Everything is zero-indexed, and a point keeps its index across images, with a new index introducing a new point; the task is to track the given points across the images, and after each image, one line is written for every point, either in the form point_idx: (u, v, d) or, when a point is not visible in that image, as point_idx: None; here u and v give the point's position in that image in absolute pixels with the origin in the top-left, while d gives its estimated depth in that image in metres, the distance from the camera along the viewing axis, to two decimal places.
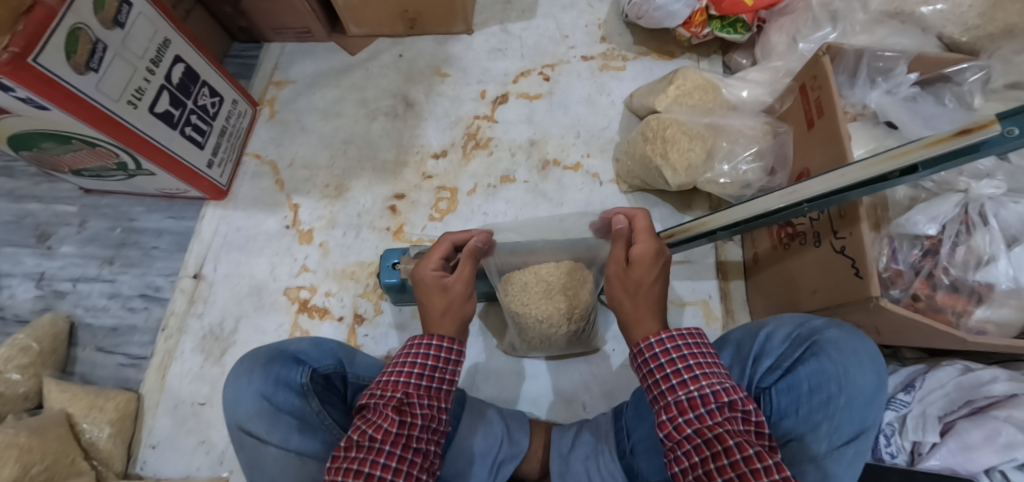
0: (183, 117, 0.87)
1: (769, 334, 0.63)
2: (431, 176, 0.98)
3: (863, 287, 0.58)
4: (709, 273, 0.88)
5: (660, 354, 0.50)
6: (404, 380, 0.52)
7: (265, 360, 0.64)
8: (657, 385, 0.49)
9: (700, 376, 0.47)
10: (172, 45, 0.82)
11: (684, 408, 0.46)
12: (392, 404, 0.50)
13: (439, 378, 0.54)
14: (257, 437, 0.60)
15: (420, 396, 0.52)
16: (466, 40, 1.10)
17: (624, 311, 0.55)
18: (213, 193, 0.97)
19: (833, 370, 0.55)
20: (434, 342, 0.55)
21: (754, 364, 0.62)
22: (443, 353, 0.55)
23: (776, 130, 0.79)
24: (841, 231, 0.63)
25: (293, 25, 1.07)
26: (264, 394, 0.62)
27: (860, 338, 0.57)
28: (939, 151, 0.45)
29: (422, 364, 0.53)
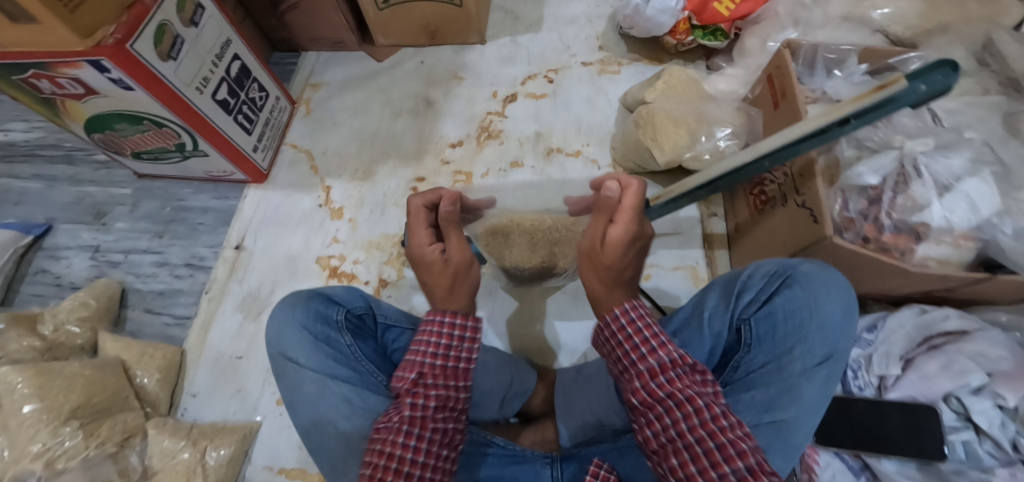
0: (237, 106, 1.00)
1: (749, 272, 0.66)
2: (449, 162, 1.11)
3: (820, 230, 0.69)
4: (696, 243, 0.98)
5: (629, 323, 0.52)
6: (424, 359, 0.54)
7: (306, 296, 0.70)
8: (630, 354, 0.51)
9: (664, 346, 0.50)
10: (233, 44, 0.97)
11: (654, 376, 0.49)
12: (415, 385, 0.53)
13: (454, 357, 0.55)
14: (297, 362, 0.66)
15: (434, 376, 0.53)
16: (480, 50, 1.25)
17: (592, 289, 0.57)
18: (255, 175, 1.10)
19: (806, 297, 0.59)
20: (445, 319, 0.56)
21: (736, 298, 0.65)
22: (455, 330, 0.56)
23: (748, 113, 0.91)
24: (802, 188, 0.74)
25: (329, 36, 1.23)
26: (305, 325, 0.68)
27: (831, 270, 0.61)
28: (862, 105, 0.58)
29: (439, 342, 0.55)
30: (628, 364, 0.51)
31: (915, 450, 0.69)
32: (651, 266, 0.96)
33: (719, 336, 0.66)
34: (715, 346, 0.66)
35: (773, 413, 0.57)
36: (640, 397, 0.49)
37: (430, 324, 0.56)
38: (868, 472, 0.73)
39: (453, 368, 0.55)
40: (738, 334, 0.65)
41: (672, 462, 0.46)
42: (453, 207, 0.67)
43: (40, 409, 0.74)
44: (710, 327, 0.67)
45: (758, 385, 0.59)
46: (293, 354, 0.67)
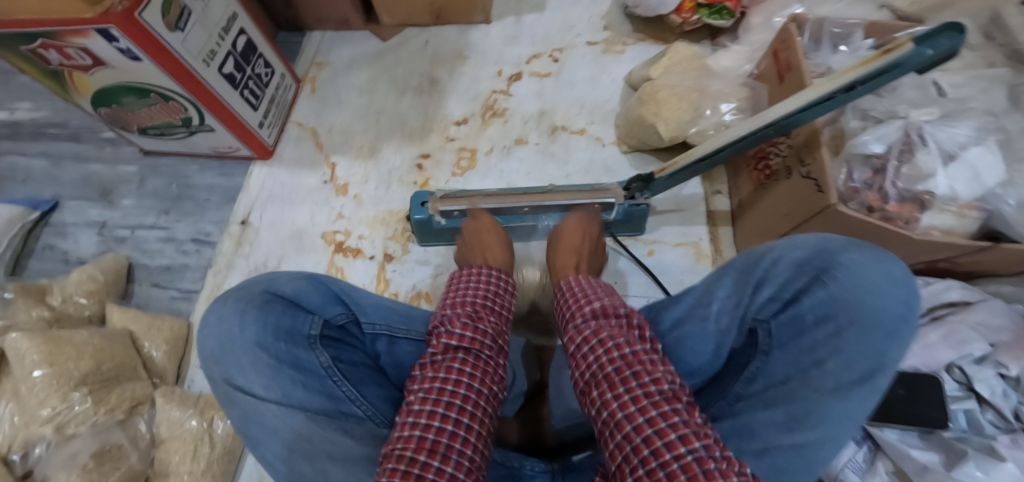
0: (243, 80, 1.00)
1: (775, 259, 0.62)
2: (453, 139, 1.10)
3: (824, 198, 0.69)
4: (700, 220, 0.98)
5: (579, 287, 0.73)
6: (462, 299, 0.70)
7: (260, 303, 0.64)
8: (579, 305, 0.70)
9: (601, 300, 0.70)
10: (239, 18, 0.96)
11: (591, 317, 0.67)
12: (462, 313, 0.67)
13: (491, 301, 0.73)
14: (251, 394, 0.57)
15: (482, 313, 0.69)
16: (485, 29, 1.25)
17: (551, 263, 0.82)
18: (261, 152, 1.10)
19: (842, 297, 0.55)
20: (478, 272, 0.75)
21: (754, 293, 0.63)
22: (488, 280, 0.74)
23: (752, 89, 0.92)
24: (807, 159, 0.75)
25: (334, 16, 1.23)
26: (260, 342, 0.61)
27: (892, 260, 0.55)
28: (867, 70, 0.58)
29: (473, 287, 0.73)
30: (578, 313, 0.69)
31: (917, 417, 0.69)
32: (655, 242, 0.96)
33: (726, 332, 0.65)
34: (721, 344, 0.67)
35: (796, 433, 0.51)
36: (577, 334, 0.66)
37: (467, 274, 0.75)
38: (871, 442, 0.73)
39: (487, 308, 0.71)
40: (755, 338, 0.63)
41: (595, 393, 0.58)
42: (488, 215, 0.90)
43: (50, 375, 0.75)
44: (717, 323, 0.67)
45: (780, 402, 0.55)
46: (244, 382, 0.58)
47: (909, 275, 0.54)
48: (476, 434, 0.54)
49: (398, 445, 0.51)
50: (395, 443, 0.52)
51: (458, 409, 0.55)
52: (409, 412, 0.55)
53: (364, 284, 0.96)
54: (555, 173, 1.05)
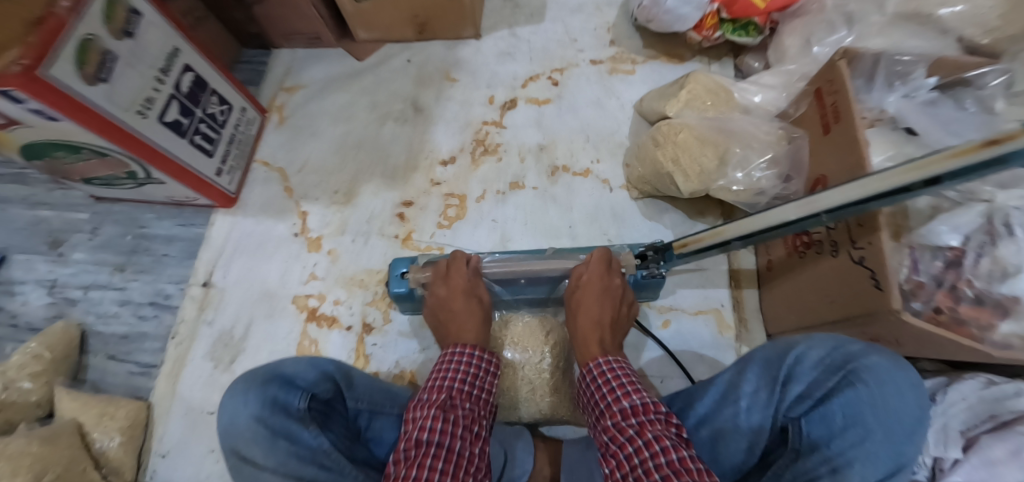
0: (193, 126, 0.87)
1: (800, 355, 0.60)
2: (440, 183, 0.97)
3: (884, 300, 0.57)
4: (722, 281, 0.86)
5: (607, 371, 0.63)
6: (444, 382, 0.59)
7: (262, 378, 0.67)
8: (609, 398, 0.60)
9: (636, 391, 0.59)
10: (182, 54, 0.82)
11: (626, 415, 0.57)
12: (438, 401, 0.56)
13: (477, 385, 0.61)
14: (255, 464, 0.61)
15: (461, 398, 0.58)
16: (475, 45, 1.09)
17: (585, 341, 0.70)
18: (223, 201, 0.97)
19: (869, 398, 0.53)
20: (462, 348, 0.64)
21: (783, 389, 0.59)
22: (476, 359, 0.63)
23: (792, 135, 0.77)
24: (860, 240, 0.62)
25: (303, 31, 1.07)
26: (258, 416, 0.63)
27: (903, 362, 0.55)
28: (959, 162, 0.40)
29: (457, 367, 0.61)
30: (606, 410, 0.59)
31: None
32: (671, 309, 0.85)
33: (759, 430, 0.61)
34: (754, 442, 0.61)
35: None
36: (610, 433, 0.56)
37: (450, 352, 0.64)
38: None
39: (471, 393, 0.60)
40: (786, 435, 0.59)
41: None
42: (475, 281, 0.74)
43: None
44: (749, 420, 0.61)
45: None
46: (248, 452, 0.63)
47: (920, 377, 0.54)
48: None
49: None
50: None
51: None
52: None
53: (341, 360, 0.86)
54: (557, 223, 0.92)
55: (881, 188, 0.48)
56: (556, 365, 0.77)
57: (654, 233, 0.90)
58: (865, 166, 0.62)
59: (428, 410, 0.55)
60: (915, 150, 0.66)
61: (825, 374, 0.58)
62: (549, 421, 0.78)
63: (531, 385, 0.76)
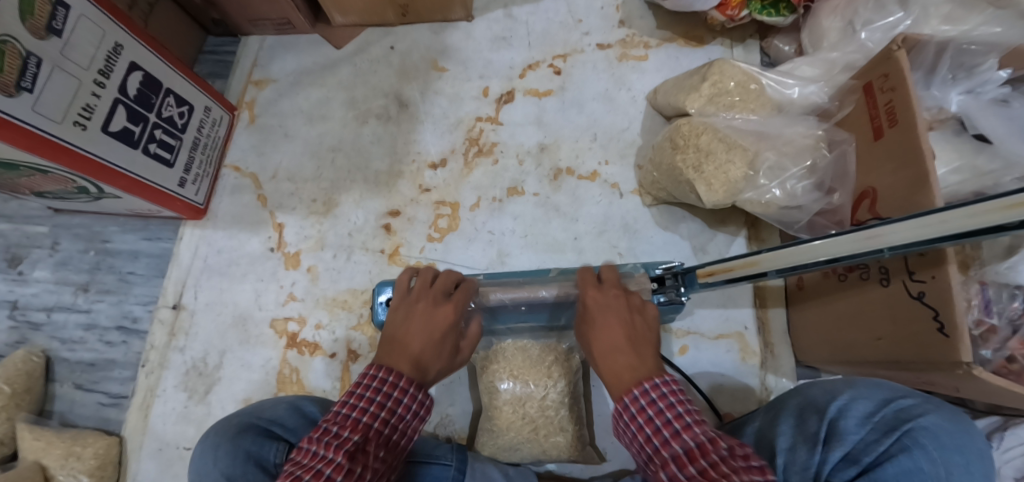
0: (146, 133, 0.76)
1: (843, 408, 0.50)
2: (429, 189, 0.87)
3: (951, 350, 0.48)
4: (745, 300, 0.77)
5: (648, 405, 0.49)
6: (361, 419, 0.47)
7: (235, 431, 0.57)
8: (660, 440, 0.46)
9: (690, 429, 0.45)
10: (125, 50, 0.72)
11: (683, 463, 0.43)
12: (351, 447, 0.43)
13: (396, 429, 0.50)
14: None
15: (374, 444, 0.46)
16: (466, 28, 0.97)
17: (609, 367, 0.55)
18: (190, 212, 0.88)
19: (932, 472, 0.43)
20: (396, 377, 0.51)
21: (825, 448, 0.48)
22: (407, 396, 0.51)
23: (832, 138, 0.67)
24: (919, 272, 0.52)
25: (271, 16, 0.94)
26: (229, 476, 0.52)
27: (966, 419, 0.47)
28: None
29: (383, 403, 0.49)
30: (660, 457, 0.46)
31: None
32: (688, 333, 0.76)
33: None
34: None
35: None
36: None
37: (377, 375, 0.51)
38: None
39: (386, 436, 0.48)
40: None
41: None
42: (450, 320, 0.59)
43: None
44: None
45: None
46: None
47: (987, 451, 0.45)
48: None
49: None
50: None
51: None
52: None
53: (325, 391, 0.78)
54: (560, 235, 0.82)
55: (977, 226, 0.36)
56: (561, 400, 0.67)
57: (670, 246, 0.80)
58: (930, 181, 0.52)
59: (339, 452, 0.42)
60: (985, 163, 0.56)
61: (872, 434, 0.47)
62: (550, 460, 0.69)
63: (533, 423, 0.66)
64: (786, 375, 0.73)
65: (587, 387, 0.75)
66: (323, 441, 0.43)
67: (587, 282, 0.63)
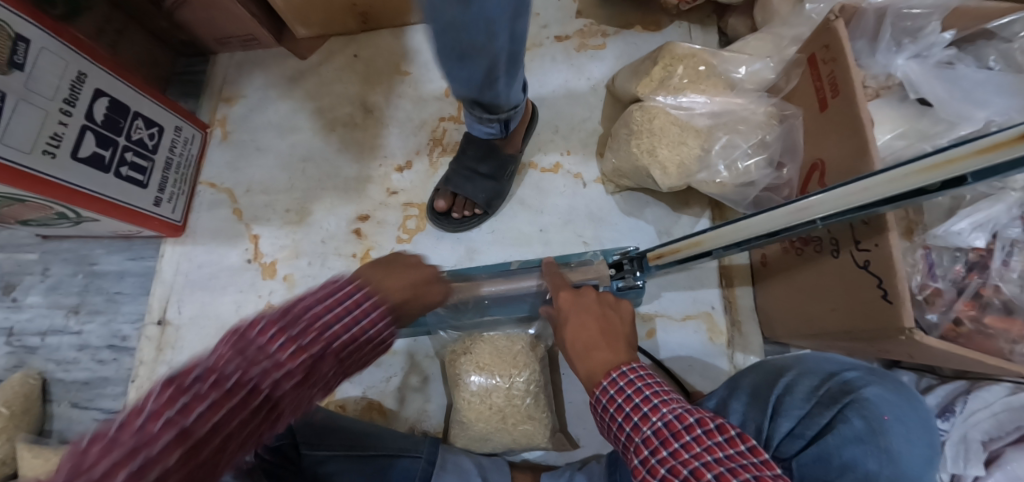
0: (117, 157, 0.79)
1: (789, 385, 0.52)
2: (396, 192, 0.89)
3: (894, 315, 0.48)
4: (711, 280, 0.77)
5: (617, 394, 0.49)
6: (331, 324, 0.37)
7: None
8: (631, 426, 0.47)
9: (657, 409, 0.46)
10: (90, 78, 0.74)
11: (654, 447, 0.44)
12: (305, 358, 0.35)
13: (358, 346, 0.41)
14: None
15: (324, 358, 0.37)
16: (426, 31, 0.98)
17: (593, 354, 0.55)
18: (168, 230, 0.91)
19: (874, 443, 0.44)
20: (378, 302, 0.42)
21: (773, 423, 0.50)
22: (381, 321, 0.42)
23: (782, 112, 0.67)
24: (864, 241, 0.53)
25: (236, 33, 0.96)
26: None
27: (909, 389, 0.49)
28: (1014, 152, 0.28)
29: (357, 316, 0.40)
30: (632, 442, 0.47)
31: None
32: (657, 316, 0.76)
33: None
34: None
35: None
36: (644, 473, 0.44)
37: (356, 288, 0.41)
38: None
39: (344, 353, 0.40)
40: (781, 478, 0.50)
41: None
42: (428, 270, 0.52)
43: None
44: None
45: None
46: None
47: (932, 414, 0.47)
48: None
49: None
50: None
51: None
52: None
53: None
54: (526, 228, 0.83)
55: (896, 191, 0.37)
56: (527, 389, 0.68)
57: (635, 232, 0.81)
58: (868, 149, 0.52)
59: (293, 357, 0.34)
60: (928, 125, 0.56)
61: (818, 407, 0.49)
62: (521, 448, 0.70)
63: (501, 413, 0.67)
64: (754, 352, 0.74)
65: (558, 376, 0.76)
66: (276, 333, 0.34)
67: (552, 284, 0.64)
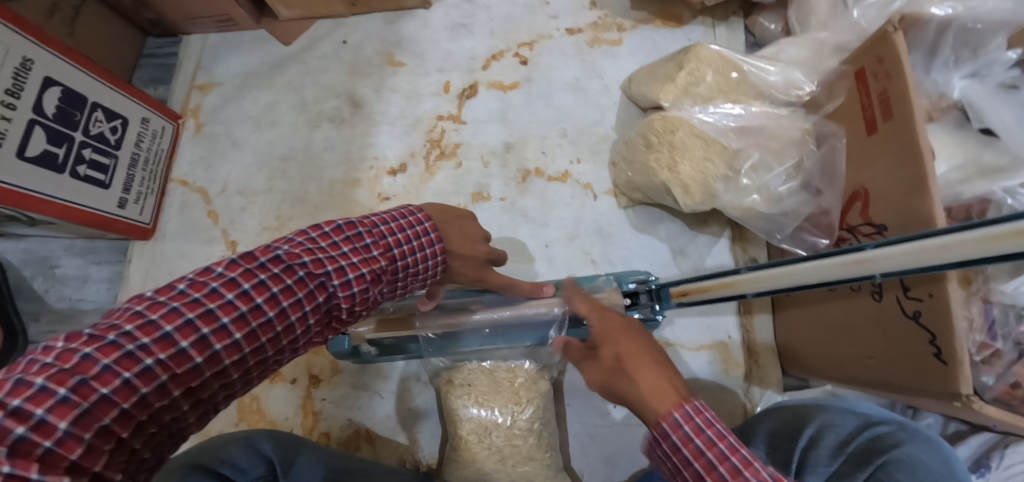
0: (72, 154, 0.70)
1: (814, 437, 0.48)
2: (387, 198, 0.81)
3: (947, 378, 0.43)
4: (727, 306, 0.72)
5: (695, 434, 0.35)
6: (391, 243, 0.46)
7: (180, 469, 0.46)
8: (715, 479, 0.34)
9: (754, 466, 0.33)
10: (37, 65, 0.65)
11: None
12: (373, 269, 0.44)
13: (418, 276, 0.49)
14: None
15: (385, 275, 0.45)
16: (422, 17, 0.89)
17: (627, 372, 0.41)
18: (136, 233, 0.82)
19: None
20: (434, 238, 0.49)
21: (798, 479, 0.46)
22: (433, 256, 0.49)
23: (820, 131, 0.61)
24: (915, 289, 0.47)
25: (209, 13, 0.87)
26: None
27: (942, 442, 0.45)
28: (985, 250, 0.29)
29: (409, 237, 0.48)
30: None
31: None
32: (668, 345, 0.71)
33: None
34: None
35: None
36: None
37: (418, 219, 0.49)
38: None
39: (397, 276, 0.48)
40: None
41: None
42: (482, 253, 0.55)
43: None
44: None
45: None
46: None
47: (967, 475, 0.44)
48: (195, 395, 0.36)
49: (60, 376, 0.28)
50: (68, 347, 0.29)
51: (216, 368, 0.36)
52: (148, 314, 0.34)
53: (288, 419, 0.73)
54: (528, 242, 0.77)
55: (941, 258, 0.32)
56: (530, 427, 0.63)
57: (647, 250, 0.75)
58: (925, 180, 0.45)
59: (361, 263, 0.43)
60: (991, 158, 0.49)
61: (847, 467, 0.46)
62: None
63: (499, 453, 0.62)
64: (772, 386, 0.69)
65: (560, 405, 0.71)
66: (351, 240, 0.44)
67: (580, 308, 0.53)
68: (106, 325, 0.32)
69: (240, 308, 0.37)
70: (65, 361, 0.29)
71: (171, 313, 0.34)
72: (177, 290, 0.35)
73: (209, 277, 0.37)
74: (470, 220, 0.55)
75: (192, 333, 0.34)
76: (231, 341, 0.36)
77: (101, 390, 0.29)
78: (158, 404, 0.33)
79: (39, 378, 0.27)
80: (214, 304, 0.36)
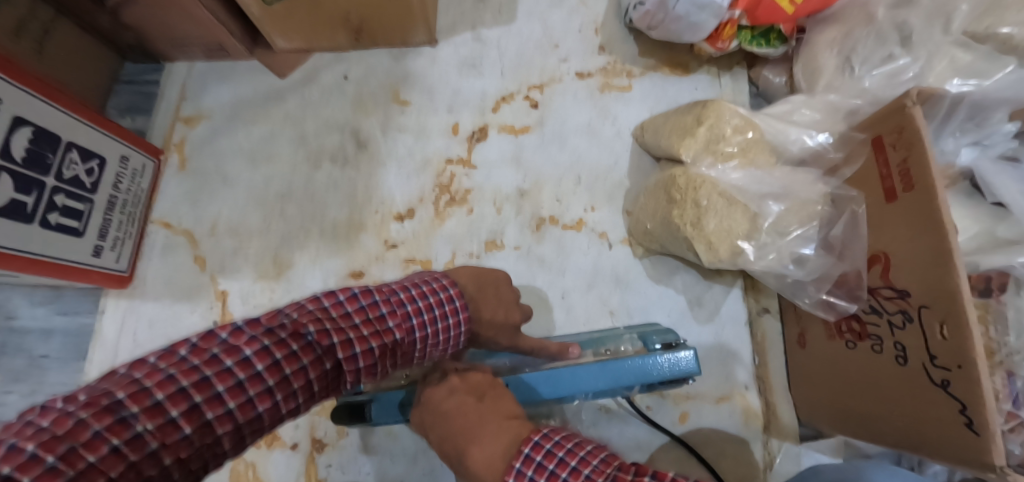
0: (43, 202, 0.63)
1: None
2: (395, 244, 0.77)
3: (981, 448, 0.43)
4: (743, 356, 0.73)
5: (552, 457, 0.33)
6: (409, 312, 0.42)
7: None
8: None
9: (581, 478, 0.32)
10: (7, 104, 0.58)
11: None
12: (383, 343, 0.39)
13: (441, 345, 0.45)
14: None
15: (399, 345, 0.41)
16: (430, 54, 0.86)
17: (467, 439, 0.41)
18: (112, 282, 0.74)
19: None
20: (459, 306, 0.45)
21: None
22: (456, 326, 0.45)
23: (837, 196, 0.63)
24: (942, 358, 0.47)
25: (198, 41, 0.80)
26: None
27: None
28: None
29: (430, 304, 0.44)
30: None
31: None
32: (688, 398, 0.71)
33: None
34: None
35: None
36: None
37: (442, 286, 0.46)
38: None
39: (414, 348, 0.43)
40: None
41: None
42: (512, 321, 0.53)
43: None
44: None
45: None
46: None
47: None
48: (185, 466, 0.30)
49: (50, 443, 0.24)
50: (63, 411, 0.26)
51: (208, 438, 0.31)
52: (140, 380, 0.29)
53: None
54: (545, 292, 0.75)
55: None
56: None
57: (665, 301, 0.75)
58: (946, 245, 0.46)
59: (371, 335, 0.39)
60: (1005, 232, 0.52)
61: None
62: None
63: None
64: (789, 437, 0.70)
65: None
66: (366, 309, 0.40)
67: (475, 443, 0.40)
68: (96, 391, 0.28)
69: (239, 375, 0.32)
70: (58, 426, 0.25)
71: (165, 380, 0.29)
72: (176, 357, 0.31)
73: (210, 344, 0.33)
74: (505, 285, 0.54)
75: (185, 401, 0.30)
76: (226, 411, 0.31)
77: (90, 460, 0.25)
78: (148, 474, 0.28)
79: (30, 444, 0.23)
80: (212, 371, 0.31)
